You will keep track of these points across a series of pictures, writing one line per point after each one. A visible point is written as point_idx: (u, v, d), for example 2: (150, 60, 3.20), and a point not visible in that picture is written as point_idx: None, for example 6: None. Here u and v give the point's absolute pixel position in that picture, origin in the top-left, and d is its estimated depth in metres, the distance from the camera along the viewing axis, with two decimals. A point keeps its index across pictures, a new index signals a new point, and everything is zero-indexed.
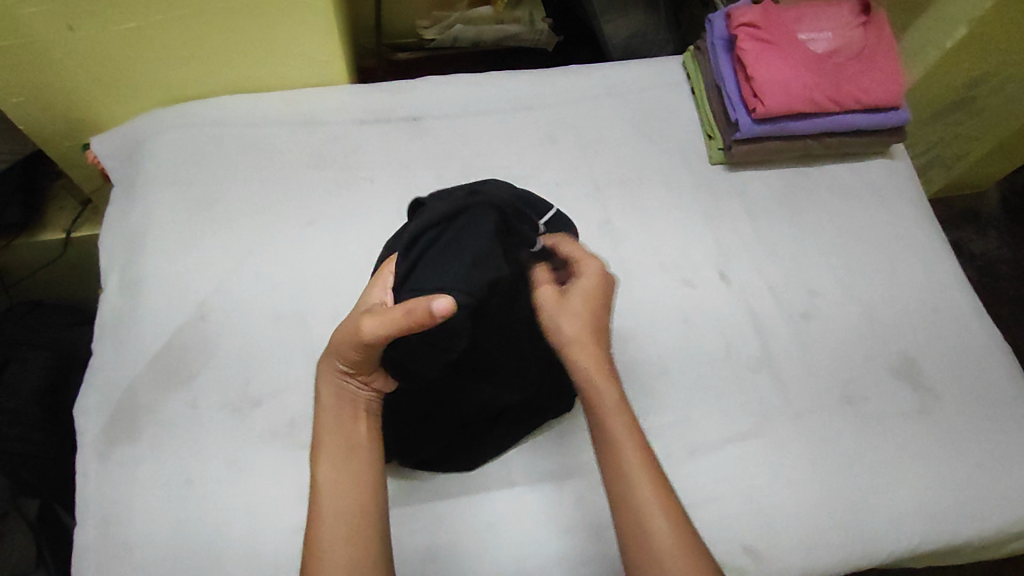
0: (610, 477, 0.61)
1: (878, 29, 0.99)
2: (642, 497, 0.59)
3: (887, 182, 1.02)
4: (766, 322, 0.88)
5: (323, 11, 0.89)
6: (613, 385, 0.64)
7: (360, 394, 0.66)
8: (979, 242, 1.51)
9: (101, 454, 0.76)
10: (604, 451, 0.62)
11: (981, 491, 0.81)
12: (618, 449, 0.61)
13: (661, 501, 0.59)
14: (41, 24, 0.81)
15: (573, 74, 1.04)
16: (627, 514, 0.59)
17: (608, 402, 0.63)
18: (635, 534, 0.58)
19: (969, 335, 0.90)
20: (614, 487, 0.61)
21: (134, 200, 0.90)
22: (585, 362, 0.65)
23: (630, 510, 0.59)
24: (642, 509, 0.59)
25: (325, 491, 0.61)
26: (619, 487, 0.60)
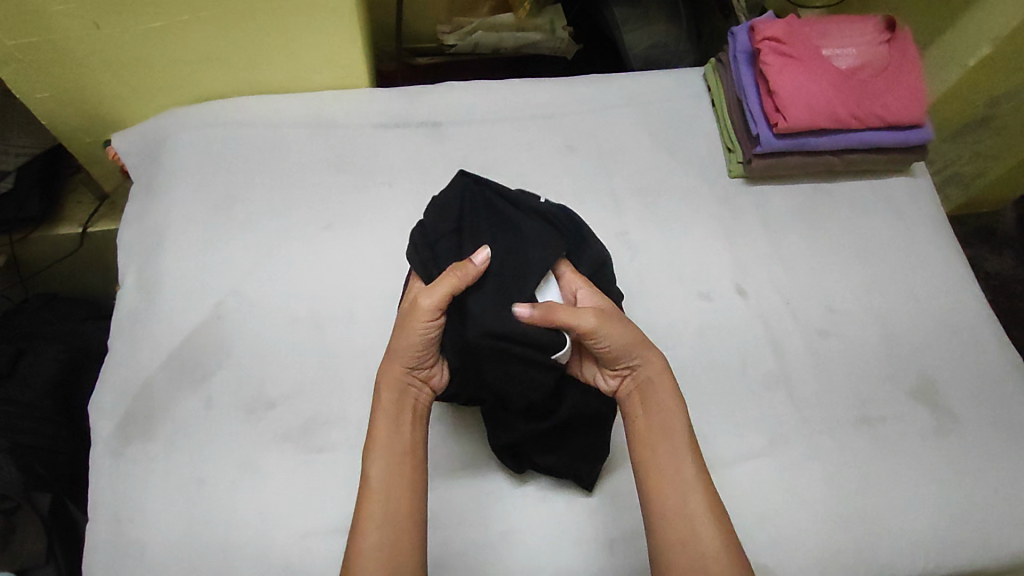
0: (659, 483, 0.62)
1: (902, 46, 0.98)
2: (700, 523, 0.60)
3: (907, 201, 1.01)
4: (783, 338, 0.87)
5: (346, 14, 0.89)
6: (673, 391, 0.67)
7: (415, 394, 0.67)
8: (995, 260, 1.50)
9: (115, 450, 0.76)
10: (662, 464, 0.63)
11: (998, 515, 0.80)
12: (676, 449, 0.64)
13: (711, 505, 0.61)
14: (69, 20, 0.82)
15: (593, 83, 1.04)
16: (678, 527, 0.61)
17: (672, 429, 0.65)
18: (684, 543, 0.60)
19: (987, 357, 0.90)
20: (665, 498, 0.62)
21: (154, 199, 0.91)
22: (651, 368, 0.67)
23: (684, 527, 0.60)
24: (693, 510, 0.61)
25: (374, 486, 0.61)
26: (670, 503, 0.61)
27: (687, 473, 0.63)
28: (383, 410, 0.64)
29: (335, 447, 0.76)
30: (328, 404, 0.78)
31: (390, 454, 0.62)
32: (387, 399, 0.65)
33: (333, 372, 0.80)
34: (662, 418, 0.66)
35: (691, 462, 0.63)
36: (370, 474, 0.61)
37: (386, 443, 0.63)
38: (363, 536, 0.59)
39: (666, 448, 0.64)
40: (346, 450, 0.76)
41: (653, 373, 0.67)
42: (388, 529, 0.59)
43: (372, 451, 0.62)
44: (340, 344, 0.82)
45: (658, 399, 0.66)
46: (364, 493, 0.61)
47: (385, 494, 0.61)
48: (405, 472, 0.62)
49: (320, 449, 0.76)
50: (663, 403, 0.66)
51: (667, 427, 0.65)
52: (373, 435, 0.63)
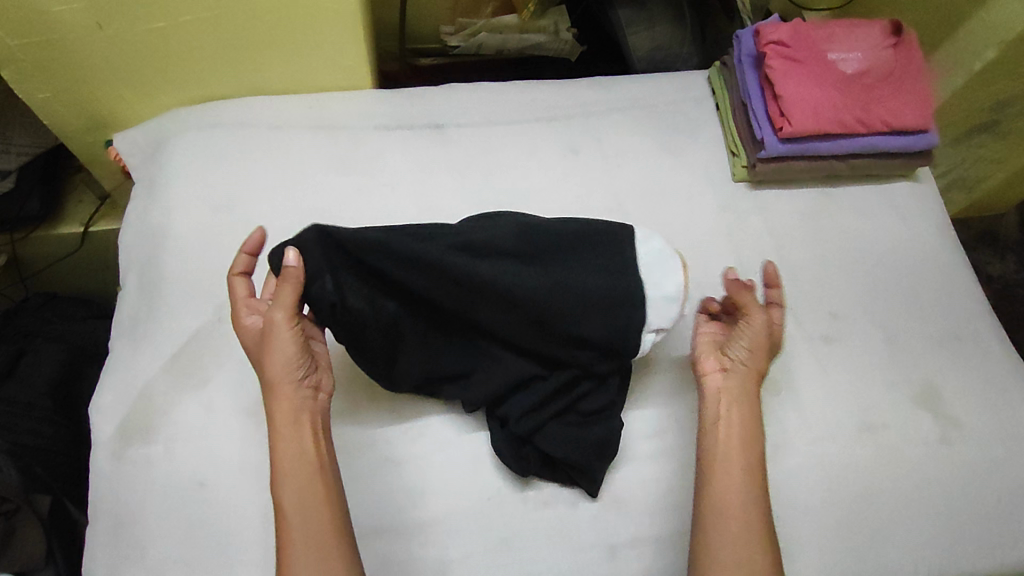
0: (725, 486, 0.67)
1: (908, 51, 0.98)
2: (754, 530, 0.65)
3: (911, 207, 1.00)
4: (786, 344, 0.87)
5: (349, 16, 0.89)
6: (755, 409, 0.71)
7: (308, 403, 0.67)
8: (998, 264, 1.50)
9: (114, 453, 0.75)
10: (730, 473, 0.67)
11: (999, 523, 0.80)
12: (746, 463, 0.68)
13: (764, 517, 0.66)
14: (71, 20, 0.82)
15: (596, 86, 1.04)
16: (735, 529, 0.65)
17: (745, 441, 0.69)
18: (733, 544, 0.64)
19: (992, 364, 0.89)
20: (727, 501, 0.66)
21: (155, 200, 0.90)
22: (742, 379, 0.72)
23: (739, 532, 0.64)
24: (749, 518, 0.65)
25: (291, 511, 0.62)
26: (729, 506, 0.66)
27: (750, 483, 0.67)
28: (283, 436, 0.64)
29: None
30: None
31: (299, 477, 0.63)
32: (281, 417, 0.65)
33: None
34: (739, 428, 0.70)
35: (756, 479, 0.67)
36: (282, 501, 0.63)
37: (292, 469, 0.63)
38: (293, 560, 0.61)
39: (737, 461, 0.68)
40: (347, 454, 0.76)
41: (738, 384, 0.72)
42: (314, 547, 0.61)
43: (281, 477, 0.63)
44: None
45: (738, 412, 0.71)
46: (282, 518, 0.62)
47: (300, 507, 0.62)
48: (318, 489, 0.63)
49: None
50: (741, 416, 0.71)
51: (740, 433, 0.70)
52: (279, 466, 0.64)
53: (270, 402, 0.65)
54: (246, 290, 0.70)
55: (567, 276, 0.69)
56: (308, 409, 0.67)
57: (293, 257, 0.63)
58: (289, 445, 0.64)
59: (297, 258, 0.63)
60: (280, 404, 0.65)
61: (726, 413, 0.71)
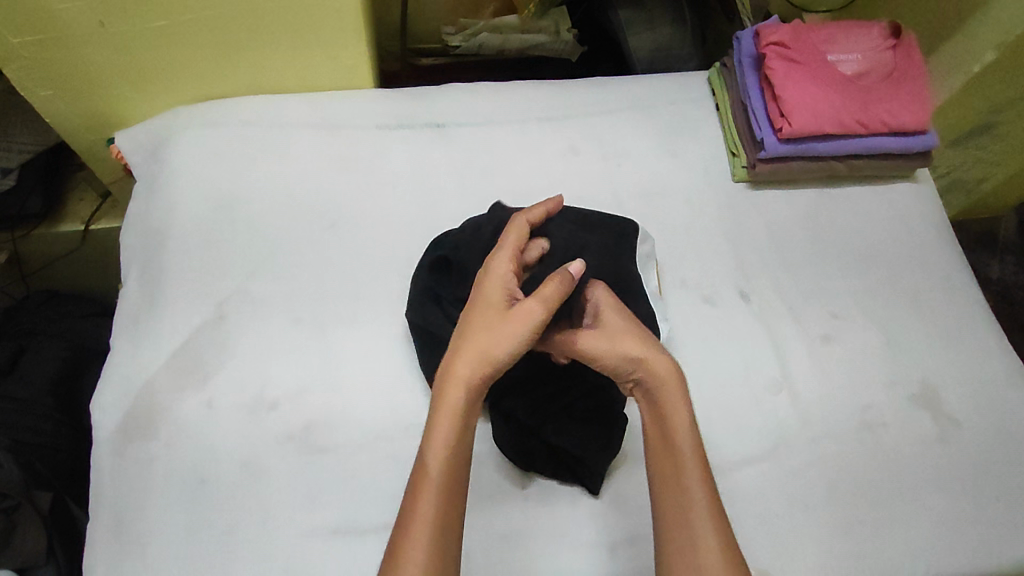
0: (664, 489, 0.61)
1: (908, 52, 0.98)
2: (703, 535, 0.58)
3: (910, 207, 1.01)
4: (786, 343, 0.87)
5: (351, 15, 0.89)
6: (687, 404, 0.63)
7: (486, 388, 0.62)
8: (996, 266, 1.50)
9: (117, 450, 0.76)
10: (668, 476, 0.61)
11: (998, 522, 0.80)
12: (681, 464, 0.61)
13: (713, 519, 0.59)
14: (74, 18, 0.82)
15: (596, 87, 1.04)
16: (679, 536, 0.59)
17: (682, 440, 0.62)
18: (682, 555, 0.58)
19: (990, 364, 0.89)
20: (669, 507, 0.60)
21: (157, 198, 0.91)
22: (661, 373, 0.64)
23: (687, 541, 0.58)
24: (694, 521, 0.59)
25: (428, 490, 0.56)
26: (670, 513, 0.60)
27: (692, 487, 0.60)
28: (448, 406, 0.59)
29: (337, 448, 0.76)
30: (331, 404, 0.78)
31: (451, 456, 0.58)
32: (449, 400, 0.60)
33: (336, 373, 0.80)
34: (667, 427, 0.63)
35: (695, 474, 0.60)
36: (423, 474, 0.57)
37: (446, 443, 0.58)
38: (412, 546, 0.54)
39: (672, 460, 0.61)
40: (349, 451, 0.76)
41: (662, 380, 0.64)
42: (435, 540, 0.55)
43: (429, 447, 0.58)
44: (342, 345, 0.82)
45: (671, 411, 0.63)
46: (416, 491, 0.57)
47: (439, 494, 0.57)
48: (455, 479, 0.58)
49: (322, 450, 0.76)
50: (677, 416, 0.63)
51: (671, 430, 0.63)
52: (429, 435, 0.59)
53: (453, 365, 0.61)
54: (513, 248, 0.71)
55: (603, 277, 0.79)
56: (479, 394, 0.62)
57: (577, 268, 0.66)
58: (449, 419, 0.59)
59: (580, 271, 0.67)
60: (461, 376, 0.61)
61: (654, 410, 0.64)
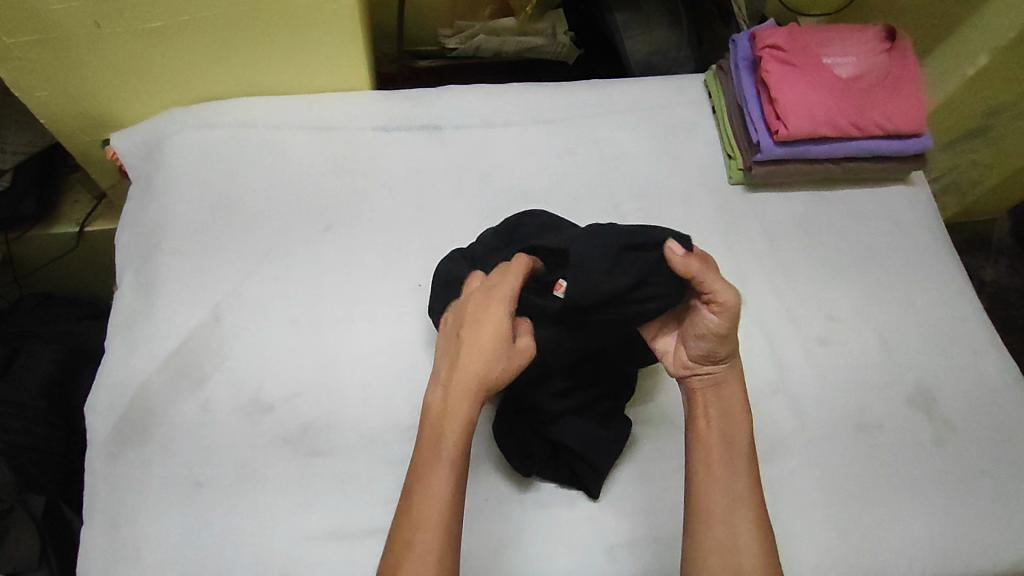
0: (711, 479, 0.64)
1: (903, 55, 0.99)
2: (742, 527, 0.62)
3: (906, 210, 1.01)
4: (783, 346, 0.88)
5: (348, 16, 0.89)
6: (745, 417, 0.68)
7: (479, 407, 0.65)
8: (989, 268, 1.51)
9: (112, 453, 0.75)
10: (714, 465, 0.65)
11: (994, 524, 0.80)
12: (733, 464, 0.65)
13: (756, 517, 0.63)
14: (69, 19, 0.81)
15: (593, 89, 1.04)
16: (723, 523, 0.62)
17: (735, 442, 0.67)
18: (720, 539, 0.62)
19: (985, 366, 0.90)
20: (713, 496, 0.64)
21: (153, 200, 0.90)
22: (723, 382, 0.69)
23: (727, 528, 0.62)
24: (739, 514, 0.63)
25: (431, 501, 0.60)
26: (714, 501, 0.63)
27: (740, 484, 0.64)
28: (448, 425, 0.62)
29: (334, 451, 0.76)
30: (328, 407, 0.78)
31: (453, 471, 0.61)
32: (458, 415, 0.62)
33: (333, 375, 0.80)
34: (725, 430, 0.67)
35: (744, 474, 0.65)
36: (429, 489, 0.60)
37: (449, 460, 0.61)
38: (414, 556, 0.57)
39: (722, 453, 0.66)
40: (346, 454, 0.76)
41: (728, 390, 0.69)
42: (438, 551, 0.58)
43: (434, 463, 0.61)
44: (340, 347, 0.82)
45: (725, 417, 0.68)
46: (421, 501, 0.60)
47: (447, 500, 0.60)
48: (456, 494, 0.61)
49: (318, 453, 0.76)
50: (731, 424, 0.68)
51: (727, 431, 0.67)
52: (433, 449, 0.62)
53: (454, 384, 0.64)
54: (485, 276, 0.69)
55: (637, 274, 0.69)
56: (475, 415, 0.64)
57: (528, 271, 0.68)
58: (454, 436, 0.62)
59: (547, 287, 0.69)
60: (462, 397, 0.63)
61: (708, 412, 0.68)
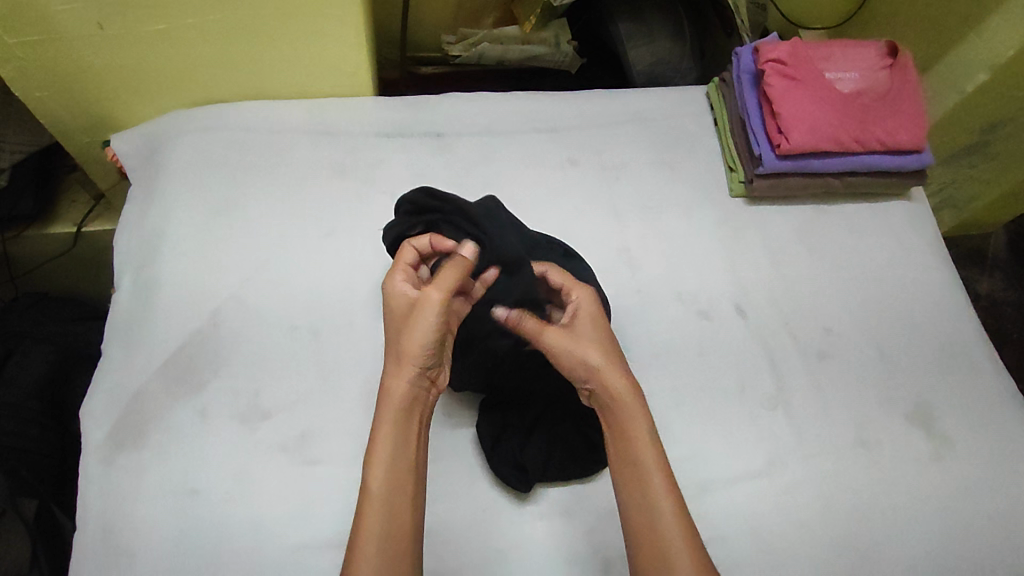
0: (633, 506, 0.63)
1: (904, 72, 0.99)
2: (671, 544, 0.60)
3: (905, 225, 1.02)
4: (782, 359, 0.88)
5: (352, 22, 0.89)
6: (646, 420, 0.65)
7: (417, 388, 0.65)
8: (985, 282, 1.52)
9: (105, 458, 0.74)
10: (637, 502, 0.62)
11: (990, 541, 0.80)
12: (644, 477, 0.63)
13: (683, 534, 0.60)
14: (72, 20, 0.81)
15: (596, 99, 1.05)
16: (651, 548, 0.60)
17: (643, 449, 0.64)
18: (651, 559, 0.60)
19: (982, 382, 0.90)
20: (645, 539, 0.61)
21: (153, 202, 0.90)
22: (615, 386, 0.66)
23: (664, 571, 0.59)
24: (663, 535, 0.60)
25: (372, 493, 0.60)
26: (641, 524, 0.62)
27: (656, 500, 0.62)
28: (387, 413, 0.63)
29: (331, 459, 0.75)
30: (325, 414, 0.78)
31: (394, 461, 0.62)
32: (391, 407, 0.63)
33: (331, 383, 0.80)
34: (628, 439, 0.65)
35: (660, 490, 0.62)
36: (371, 480, 0.61)
37: (390, 447, 0.62)
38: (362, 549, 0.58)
39: (632, 469, 0.64)
40: (343, 463, 0.75)
41: (620, 393, 0.66)
42: (388, 542, 0.59)
43: (374, 452, 0.62)
44: (338, 355, 0.81)
45: (630, 427, 0.65)
46: (365, 496, 0.61)
47: (386, 496, 0.60)
48: (403, 478, 0.61)
49: (315, 461, 0.75)
50: (636, 433, 0.65)
51: (631, 442, 0.65)
52: (374, 443, 0.62)
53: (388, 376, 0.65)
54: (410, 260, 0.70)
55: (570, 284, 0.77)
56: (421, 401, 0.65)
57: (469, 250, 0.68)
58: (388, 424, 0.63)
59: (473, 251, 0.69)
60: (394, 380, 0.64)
61: (616, 426, 0.66)
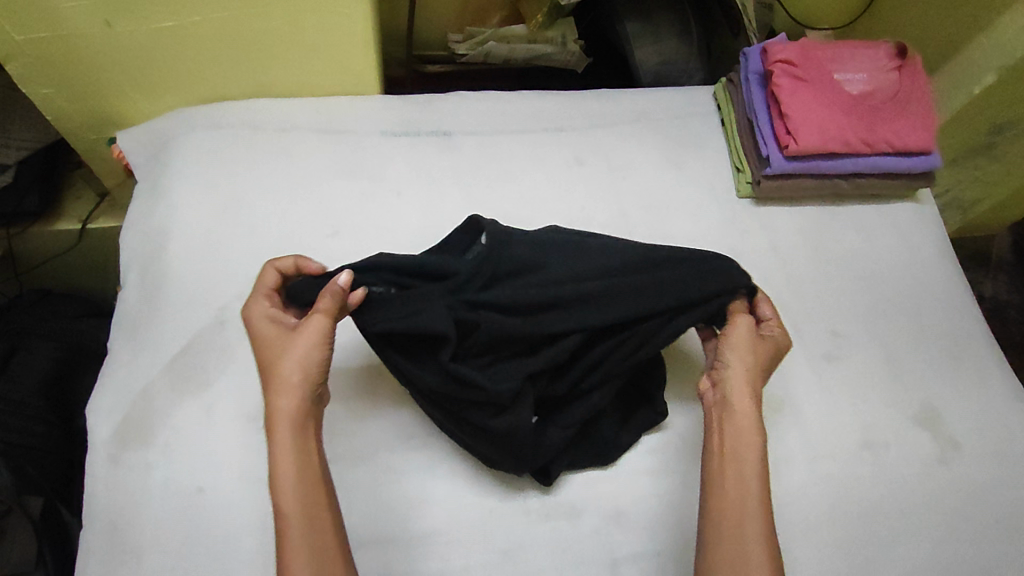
0: (723, 492, 0.64)
1: (913, 73, 0.99)
2: (750, 535, 0.62)
3: (913, 227, 1.01)
4: (788, 361, 0.87)
5: (360, 21, 0.89)
6: (760, 430, 0.67)
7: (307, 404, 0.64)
8: (990, 284, 1.51)
9: (111, 456, 0.74)
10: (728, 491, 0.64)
11: (996, 544, 0.80)
12: (745, 474, 0.65)
13: (765, 535, 0.62)
14: (80, 17, 0.81)
15: (603, 99, 1.04)
16: (732, 534, 0.62)
17: (748, 450, 0.66)
18: (729, 548, 0.62)
19: (990, 385, 0.90)
20: (727, 527, 0.63)
21: (159, 199, 0.89)
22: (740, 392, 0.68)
23: (739, 557, 0.61)
24: (747, 527, 0.63)
25: (292, 517, 0.60)
26: (726, 509, 0.64)
27: (751, 497, 0.64)
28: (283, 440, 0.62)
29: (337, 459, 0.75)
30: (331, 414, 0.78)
31: (302, 478, 0.61)
32: (283, 428, 0.62)
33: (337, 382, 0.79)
34: (738, 439, 0.67)
35: (756, 493, 0.64)
36: (282, 502, 0.60)
37: (294, 465, 0.61)
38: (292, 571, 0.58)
39: (733, 464, 0.65)
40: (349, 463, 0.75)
41: (743, 399, 0.68)
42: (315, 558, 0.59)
43: (278, 473, 0.61)
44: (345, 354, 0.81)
45: (740, 430, 0.67)
46: (282, 521, 0.60)
47: (302, 517, 0.60)
48: (317, 492, 0.61)
49: None
50: (745, 435, 0.67)
51: (739, 438, 0.67)
52: (276, 466, 0.61)
53: (276, 401, 0.63)
54: (273, 282, 0.71)
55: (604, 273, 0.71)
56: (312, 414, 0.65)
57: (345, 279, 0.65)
58: (288, 445, 0.62)
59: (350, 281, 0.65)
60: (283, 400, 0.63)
61: (723, 422, 0.68)
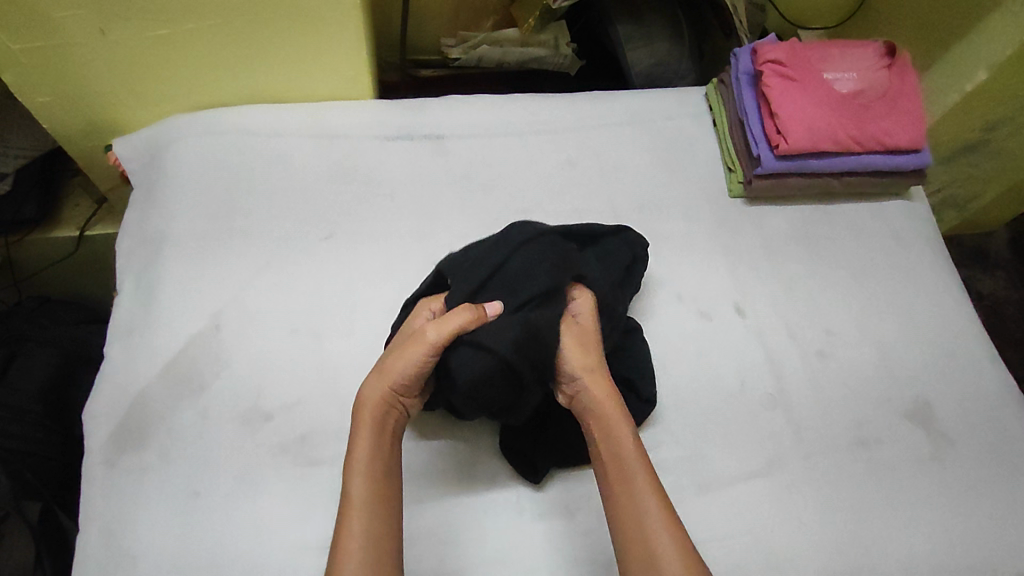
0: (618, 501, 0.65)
1: (902, 71, 1.00)
2: (652, 529, 0.62)
3: (904, 223, 1.02)
4: (782, 360, 0.88)
5: (352, 26, 0.90)
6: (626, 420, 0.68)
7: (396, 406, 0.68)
8: (987, 281, 1.51)
9: (108, 460, 0.75)
10: (622, 501, 0.64)
11: (993, 541, 0.80)
12: (629, 470, 0.65)
13: (669, 526, 0.62)
14: (75, 26, 0.82)
15: (596, 100, 1.05)
16: (636, 537, 0.62)
17: (625, 443, 0.67)
18: (637, 549, 0.61)
19: (983, 381, 0.90)
20: (626, 532, 0.63)
21: (155, 206, 0.90)
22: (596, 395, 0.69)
23: (641, 540, 0.62)
24: (648, 524, 0.62)
25: (354, 507, 0.62)
26: (625, 514, 0.64)
27: (642, 494, 0.64)
28: (364, 430, 0.66)
29: (332, 460, 0.76)
30: (326, 416, 0.78)
31: (369, 471, 0.64)
32: (365, 427, 0.66)
33: (332, 385, 0.80)
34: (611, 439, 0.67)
35: (646, 487, 0.64)
36: (349, 492, 0.63)
37: (368, 458, 0.65)
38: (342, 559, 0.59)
39: (617, 468, 0.66)
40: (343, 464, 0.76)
41: (598, 396, 0.69)
42: (368, 550, 0.60)
43: (352, 465, 0.64)
44: (339, 357, 0.82)
45: (610, 427, 0.68)
46: (345, 507, 0.63)
47: (364, 508, 0.62)
48: (380, 491, 0.64)
49: (316, 463, 0.76)
50: (617, 432, 0.68)
51: (612, 435, 0.67)
52: (351, 455, 0.65)
53: (361, 393, 0.67)
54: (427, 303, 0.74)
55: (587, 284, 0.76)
56: (392, 414, 0.68)
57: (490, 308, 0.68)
58: (366, 441, 0.65)
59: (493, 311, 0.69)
60: (371, 395, 0.67)
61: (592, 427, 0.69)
